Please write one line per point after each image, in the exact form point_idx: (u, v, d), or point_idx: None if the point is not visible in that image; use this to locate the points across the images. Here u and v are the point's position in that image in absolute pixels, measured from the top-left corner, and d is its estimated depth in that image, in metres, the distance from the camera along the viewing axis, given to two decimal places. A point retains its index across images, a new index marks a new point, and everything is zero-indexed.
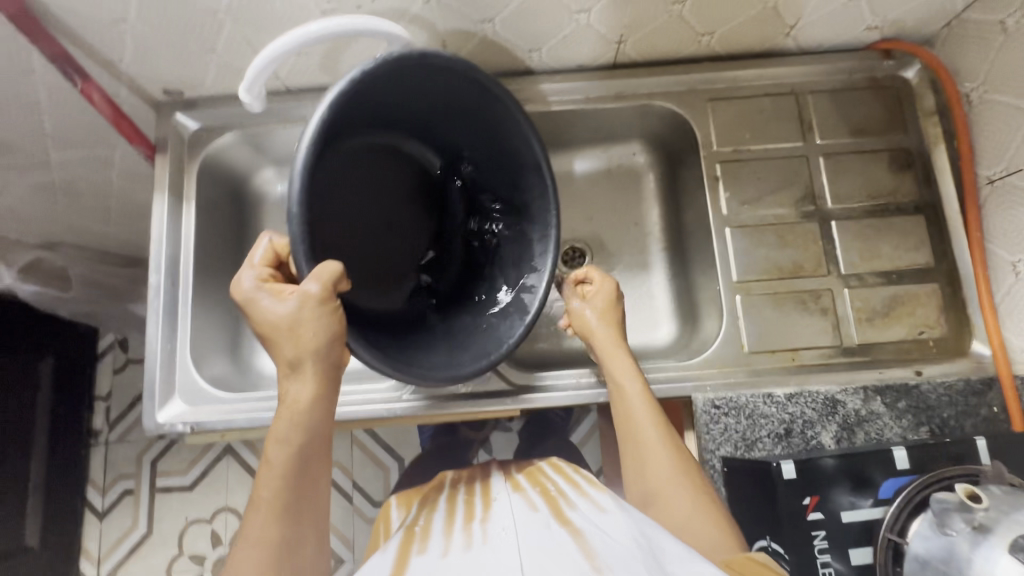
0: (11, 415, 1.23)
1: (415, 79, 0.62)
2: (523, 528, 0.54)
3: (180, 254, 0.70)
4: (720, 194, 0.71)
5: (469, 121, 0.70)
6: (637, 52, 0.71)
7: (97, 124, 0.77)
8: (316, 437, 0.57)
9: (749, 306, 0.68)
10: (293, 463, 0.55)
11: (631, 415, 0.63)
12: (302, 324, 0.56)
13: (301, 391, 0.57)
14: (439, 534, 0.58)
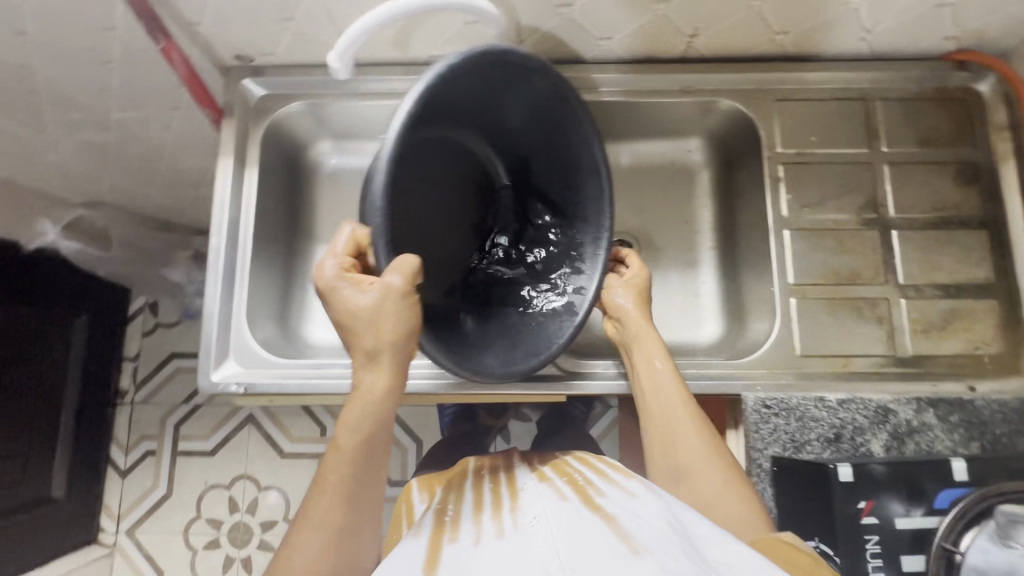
0: (42, 363, 1.28)
1: (490, 77, 0.63)
2: (554, 518, 0.54)
3: (241, 218, 0.71)
4: (781, 196, 0.70)
5: (536, 121, 0.70)
6: (708, 47, 0.70)
7: (164, 85, 0.78)
8: (383, 428, 0.61)
9: (804, 309, 0.68)
10: (363, 448, 0.59)
11: (666, 408, 0.64)
12: (383, 317, 0.58)
13: (373, 381, 0.60)
14: (469, 524, 0.58)
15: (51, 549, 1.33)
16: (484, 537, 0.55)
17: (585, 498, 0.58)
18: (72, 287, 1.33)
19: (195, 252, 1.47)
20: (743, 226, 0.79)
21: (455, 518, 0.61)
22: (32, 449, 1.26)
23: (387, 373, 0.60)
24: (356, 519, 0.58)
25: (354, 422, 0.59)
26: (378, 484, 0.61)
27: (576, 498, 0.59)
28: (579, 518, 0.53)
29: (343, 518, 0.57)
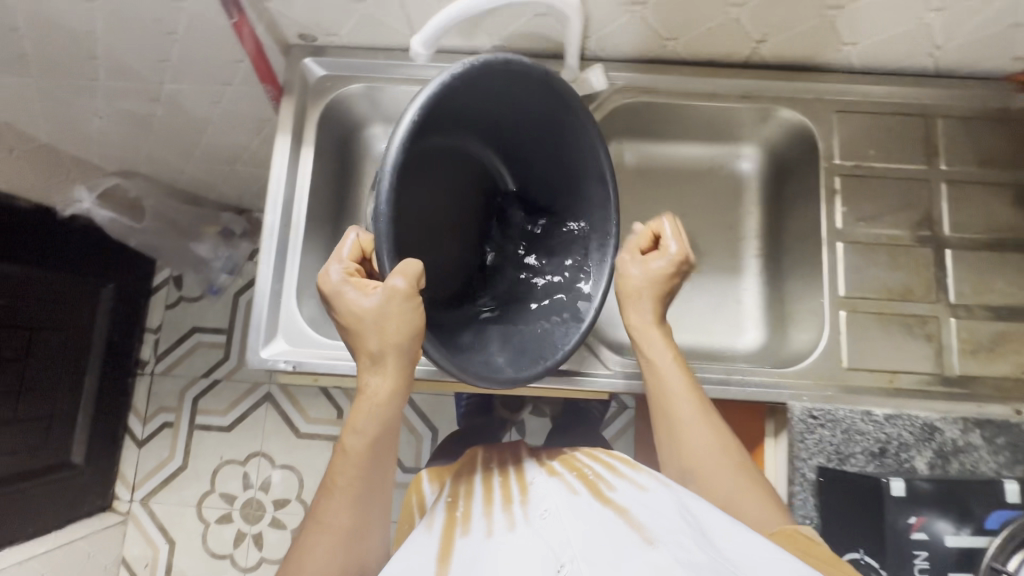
0: (69, 329, 1.28)
1: (497, 86, 0.63)
2: (564, 512, 0.55)
3: (295, 197, 0.72)
4: (836, 208, 0.70)
5: (545, 131, 0.70)
6: (773, 55, 0.70)
7: (222, 60, 0.78)
8: (390, 429, 0.61)
9: (853, 322, 0.68)
10: (370, 449, 0.60)
11: (674, 399, 0.64)
12: (388, 320, 0.58)
13: (379, 384, 0.60)
14: (479, 519, 0.59)
15: (68, 514, 1.34)
16: (495, 531, 0.56)
17: (595, 489, 0.59)
18: (103, 255, 1.34)
19: (223, 229, 1.48)
20: (791, 236, 0.78)
21: (466, 513, 0.62)
22: (56, 413, 1.28)
23: (394, 376, 0.60)
24: (367, 517, 0.60)
25: (360, 425, 0.60)
26: (386, 481, 0.62)
27: (586, 489, 0.59)
28: (590, 510, 0.54)
29: (352, 517, 0.59)
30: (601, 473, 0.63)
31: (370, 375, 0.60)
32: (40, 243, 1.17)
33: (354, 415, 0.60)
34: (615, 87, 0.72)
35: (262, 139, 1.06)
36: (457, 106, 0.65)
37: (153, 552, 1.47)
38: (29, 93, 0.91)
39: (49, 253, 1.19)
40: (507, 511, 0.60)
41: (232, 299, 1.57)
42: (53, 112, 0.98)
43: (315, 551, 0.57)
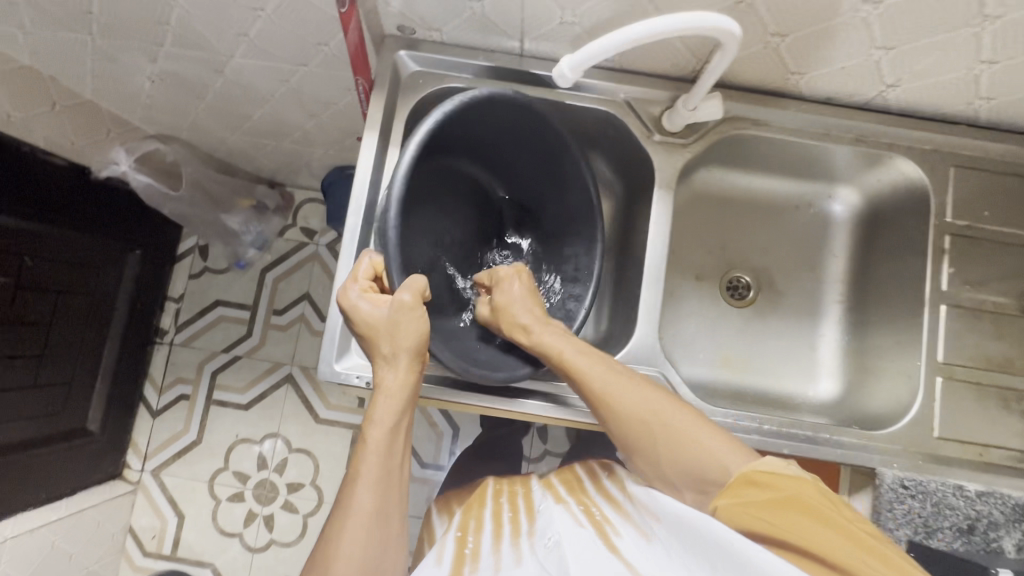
0: (88, 292, 1.21)
1: (488, 113, 0.65)
2: (568, 551, 0.57)
3: (378, 201, 0.68)
4: (942, 268, 0.67)
5: (535, 158, 0.72)
6: (903, 99, 0.65)
7: (304, 41, 0.73)
8: (404, 422, 0.62)
9: (949, 390, 0.66)
10: (388, 441, 0.60)
11: (595, 381, 0.61)
12: (399, 324, 0.60)
13: (398, 380, 0.61)
14: (488, 555, 0.64)
15: (82, 481, 1.31)
16: (505, 565, 0.60)
17: (602, 532, 0.60)
18: (133, 220, 1.28)
19: (257, 202, 1.43)
20: (884, 288, 0.75)
21: (476, 548, 0.66)
22: (76, 377, 1.23)
23: (412, 374, 0.61)
24: (391, 508, 0.60)
25: (379, 418, 0.60)
26: (403, 473, 0.62)
27: (593, 530, 0.60)
28: (594, 553, 0.55)
29: (376, 509, 0.58)
30: (608, 515, 0.63)
31: (385, 373, 0.61)
32: (59, 203, 1.08)
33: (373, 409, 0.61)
34: (728, 116, 0.68)
35: (320, 121, 1.01)
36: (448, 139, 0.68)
37: (161, 523, 1.44)
38: (83, 50, 0.84)
39: (66, 209, 1.10)
40: (513, 546, 0.65)
41: (259, 276, 1.52)
42: (103, 72, 0.91)
43: (343, 543, 0.56)
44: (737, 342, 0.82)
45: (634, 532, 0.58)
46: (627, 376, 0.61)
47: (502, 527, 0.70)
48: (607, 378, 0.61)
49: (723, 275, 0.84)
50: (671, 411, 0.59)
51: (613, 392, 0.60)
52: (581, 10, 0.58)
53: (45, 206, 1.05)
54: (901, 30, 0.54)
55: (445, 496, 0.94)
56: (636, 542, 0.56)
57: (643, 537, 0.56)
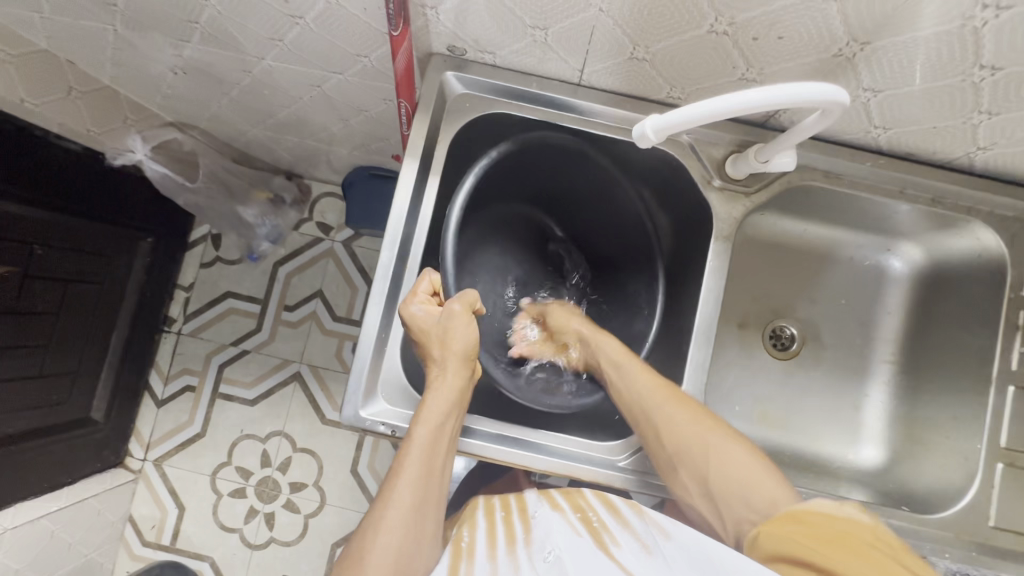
0: (98, 282, 1.14)
1: (544, 154, 0.68)
2: (572, 567, 0.51)
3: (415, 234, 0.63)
4: (1013, 346, 0.63)
5: (600, 202, 0.72)
6: (991, 162, 0.60)
7: (342, 50, 0.68)
8: (450, 427, 0.59)
9: (1011, 478, 0.62)
10: (433, 440, 0.57)
11: (642, 404, 0.61)
12: (452, 328, 0.59)
13: (449, 380, 0.59)
14: (485, 556, 0.55)
15: (83, 470, 1.23)
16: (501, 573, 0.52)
17: (599, 541, 0.54)
18: (138, 200, 1.18)
19: (274, 195, 1.34)
20: (943, 356, 0.71)
21: (472, 544, 0.57)
22: (82, 367, 1.16)
23: (461, 375, 0.60)
24: (429, 504, 0.57)
25: (425, 415, 0.57)
26: (445, 473, 0.59)
27: (589, 536, 0.55)
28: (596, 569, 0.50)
29: (417, 504, 0.56)
30: (606, 515, 0.58)
31: (436, 373, 0.60)
32: (51, 175, 0.96)
33: (423, 404, 0.58)
34: (798, 166, 0.63)
35: (349, 125, 0.95)
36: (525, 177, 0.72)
37: (162, 515, 1.36)
38: (106, 37, 0.79)
39: (59, 181, 0.97)
40: (510, 551, 0.55)
41: (272, 269, 1.43)
42: (125, 59, 0.85)
43: (381, 535, 0.54)
44: (778, 396, 0.77)
45: (635, 542, 0.53)
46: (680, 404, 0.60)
47: (496, 524, 0.60)
48: (657, 403, 0.60)
49: (768, 323, 0.78)
50: (722, 448, 0.58)
51: (662, 421, 0.59)
52: (655, 49, 0.52)
53: (37, 176, 0.93)
54: (1012, 98, 0.49)
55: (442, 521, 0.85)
56: (636, 555, 0.51)
57: (644, 551, 0.52)
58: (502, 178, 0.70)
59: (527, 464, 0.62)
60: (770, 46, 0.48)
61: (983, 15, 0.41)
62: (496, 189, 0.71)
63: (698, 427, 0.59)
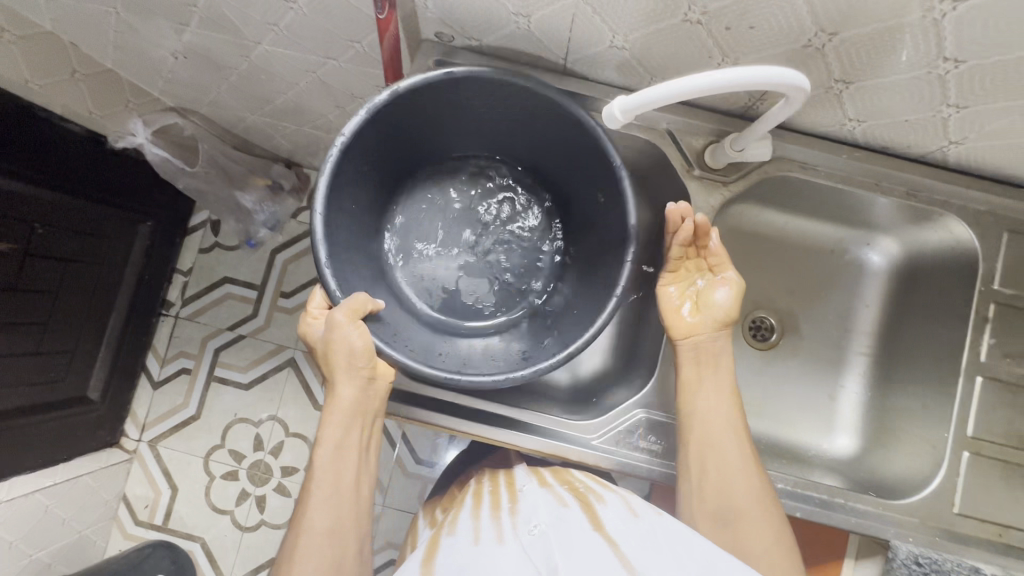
0: (97, 263, 1.12)
1: (456, 100, 0.61)
2: (555, 534, 0.53)
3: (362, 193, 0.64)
4: (983, 338, 0.65)
5: (554, 140, 0.65)
6: (961, 156, 0.62)
7: (335, 34, 0.70)
8: (354, 439, 0.61)
9: (976, 466, 0.63)
10: (338, 458, 0.60)
11: (714, 434, 0.61)
12: (332, 341, 0.58)
13: (348, 394, 0.60)
14: (467, 521, 0.61)
15: (80, 447, 1.22)
16: (478, 536, 0.56)
17: (585, 507, 0.57)
18: (138, 182, 1.16)
19: (273, 182, 1.31)
20: (916, 348, 0.72)
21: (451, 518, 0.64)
22: (78, 347, 1.14)
23: (357, 383, 0.60)
24: (346, 524, 0.59)
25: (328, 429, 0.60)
26: (361, 477, 0.62)
27: (576, 504, 0.57)
28: (581, 533, 0.51)
29: (332, 524, 0.58)
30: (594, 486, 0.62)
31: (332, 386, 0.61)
32: (51, 152, 0.94)
33: (322, 430, 0.60)
34: (776, 156, 0.65)
35: (344, 112, 0.96)
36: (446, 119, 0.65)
37: (156, 494, 1.36)
38: (111, 21, 0.80)
39: (59, 159, 0.96)
40: (491, 517, 0.60)
41: (269, 256, 1.41)
42: (127, 44, 0.87)
43: (297, 561, 0.56)
44: (754, 385, 0.78)
45: (623, 508, 0.56)
46: (735, 444, 0.61)
47: (480, 497, 0.66)
48: (733, 437, 0.61)
49: (747, 314, 0.80)
50: (756, 507, 0.59)
51: (728, 456, 0.60)
52: (633, 37, 0.54)
53: (36, 153, 0.92)
54: (978, 91, 0.50)
55: (434, 493, 0.86)
56: (623, 518, 0.53)
57: (632, 514, 0.54)
58: (426, 129, 0.66)
59: (497, 438, 0.64)
60: (742, 35, 0.50)
61: (942, 7, 0.43)
62: (424, 142, 0.69)
63: (753, 479, 0.60)
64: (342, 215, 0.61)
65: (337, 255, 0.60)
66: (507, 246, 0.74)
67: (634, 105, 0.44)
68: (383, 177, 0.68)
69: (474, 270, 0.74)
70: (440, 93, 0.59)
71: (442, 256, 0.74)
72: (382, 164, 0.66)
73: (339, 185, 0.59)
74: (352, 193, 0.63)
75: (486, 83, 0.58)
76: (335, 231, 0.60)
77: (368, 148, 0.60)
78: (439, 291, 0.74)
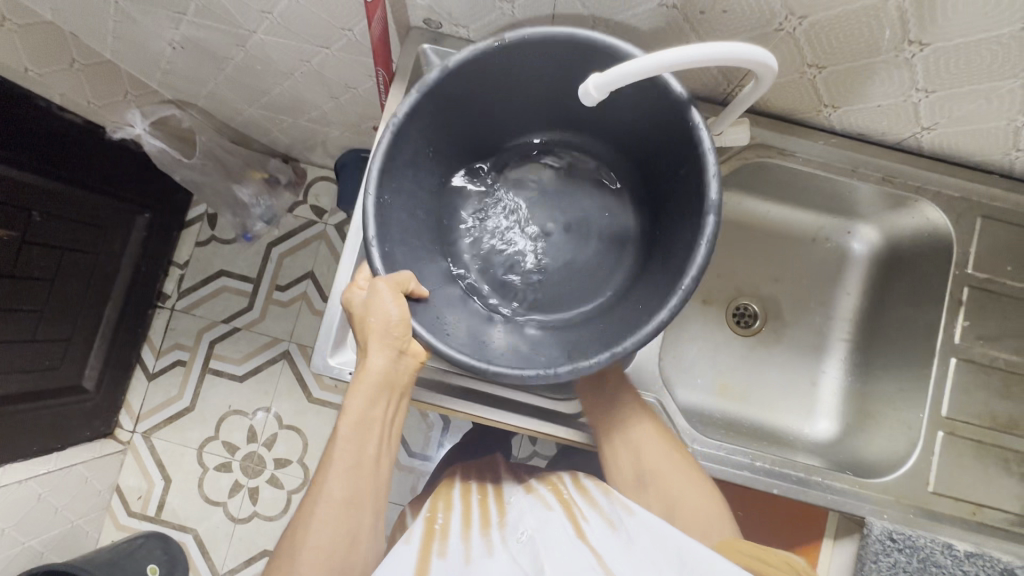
0: (92, 248, 1.08)
1: (514, 70, 0.56)
2: (539, 540, 0.54)
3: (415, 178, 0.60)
4: (957, 321, 0.66)
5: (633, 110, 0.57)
6: (935, 142, 0.64)
7: (327, 23, 0.72)
8: (377, 419, 0.56)
9: (950, 445, 0.65)
10: (361, 431, 0.55)
11: (615, 406, 0.63)
12: (370, 309, 0.53)
13: (379, 362, 0.54)
14: (458, 539, 0.58)
15: (71, 437, 1.16)
16: (473, 555, 0.55)
17: (569, 515, 0.57)
18: (129, 167, 1.12)
19: (269, 176, 1.26)
20: (894, 332, 0.74)
21: (445, 526, 0.61)
22: (76, 335, 1.11)
23: (390, 354, 0.54)
24: (363, 498, 0.55)
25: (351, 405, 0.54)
26: (383, 464, 0.57)
27: (561, 511, 0.58)
28: (563, 541, 0.52)
29: (347, 498, 0.54)
30: (574, 493, 0.62)
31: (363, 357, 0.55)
32: (42, 136, 0.93)
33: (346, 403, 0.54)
34: (754, 142, 0.66)
35: (339, 104, 0.97)
36: (514, 92, 0.59)
37: (148, 485, 1.28)
38: (108, 11, 0.80)
39: (48, 141, 0.94)
40: (484, 535, 0.59)
41: (265, 250, 1.35)
42: (127, 33, 0.85)
43: (311, 531, 0.54)
44: (738, 369, 0.79)
45: (601, 518, 0.56)
46: (637, 411, 0.63)
47: (472, 511, 0.65)
48: (631, 405, 0.63)
49: (731, 300, 0.81)
50: (667, 462, 0.61)
51: (627, 420, 0.63)
52: (614, 22, 0.56)
53: (26, 136, 0.90)
54: (946, 73, 0.53)
55: (421, 493, 0.85)
56: (602, 530, 0.54)
57: (611, 527, 0.54)
58: (492, 106, 0.61)
59: (485, 417, 0.64)
60: (717, 18, 0.52)
61: None
62: (494, 120, 0.63)
63: (656, 435, 0.63)
64: (396, 201, 0.57)
65: (389, 248, 0.56)
66: (590, 233, 0.66)
67: (608, 80, 0.47)
68: (447, 162, 0.64)
69: (558, 259, 0.66)
70: (492, 65, 0.54)
71: (523, 246, 0.66)
72: (445, 147, 0.62)
73: (390, 170, 0.56)
74: (408, 175, 0.59)
75: (541, 50, 0.52)
76: (389, 222, 0.56)
77: (421, 128, 0.57)
78: (521, 281, 0.66)
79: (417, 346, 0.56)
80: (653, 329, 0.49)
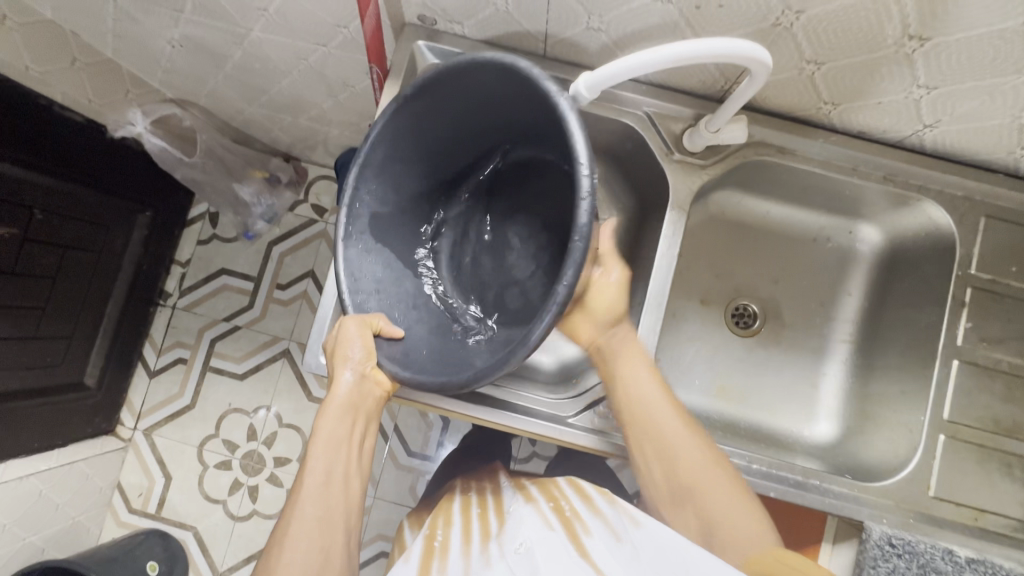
0: (95, 246, 1.08)
1: (436, 111, 0.58)
2: (540, 557, 0.49)
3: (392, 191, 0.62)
4: (959, 323, 0.65)
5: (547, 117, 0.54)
6: (937, 141, 0.63)
7: (323, 20, 0.71)
8: (342, 442, 0.57)
9: (951, 449, 0.64)
10: (332, 449, 0.56)
11: (650, 419, 0.59)
12: (338, 338, 0.57)
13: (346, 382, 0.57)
14: (458, 555, 0.56)
15: (73, 433, 1.16)
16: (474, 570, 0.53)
17: (571, 533, 0.52)
18: (133, 167, 1.12)
19: (269, 175, 1.26)
20: (896, 333, 0.72)
21: (445, 543, 0.60)
22: (77, 331, 1.10)
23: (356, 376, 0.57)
24: (336, 518, 0.54)
25: (321, 432, 0.56)
26: (353, 489, 0.56)
27: (559, 524, 0.53)
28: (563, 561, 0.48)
29: (321, 513, 0.53)
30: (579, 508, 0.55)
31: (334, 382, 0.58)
32: (46, 134, 0.93)
33: (318, 426, 0.57)
34: (752, 140, 0.66)
35: (338, 102, 0.96)
36: (451, 128, 0.61)
37: (149, 482, 1.29)
38: (105, 9, 0.79)
39: (51, 139, 0.94)
40: (483, 549, 0.56)
41: (266, 249, 1.34)
42: (125, 31, 0.85)
43: (286, 549, 0.51)
44: (735, 370, 0.78)
45: (606, 530, 0.51)
46: (672, 424, 0.59)
47: (472, 523, 0.63)
48: (667, 418, 0.59)
49: (730, 300, 0.80)
50: (702, 464, 0.57)
51: (662, 430, 0.58)
52: (608, 17, 0.55)
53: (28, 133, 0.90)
54: (948, 69, 0.52)
55: (420, 505, 0.84)
56: (605, 544, 0.49)
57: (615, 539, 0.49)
58: (439, 143, 0.62)
59: (483, 418, 0.64)
60: (713, 14, 0.52)
61: None
62: (451, 156, 0.65)
63: (691, 443, 0.58)
64: (367, 258, 0.61)
65: (362, 297, 0.59)
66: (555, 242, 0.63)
67: (597, 80, 0.48)
68: (419, 205, 0.66)
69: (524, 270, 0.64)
70: (417, 112, 0.57)
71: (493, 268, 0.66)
72: (411, 200, 0.65)
73: (356, 227, 0.60)
74: (379, 235, 0.62)
75: (458, 80, 0.54)
76: (361, 275, 0.60)
77: (376, 186, 0.61)
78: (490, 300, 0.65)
79: (385, 378, 0.58)
80: (550, 307, 0.46)
